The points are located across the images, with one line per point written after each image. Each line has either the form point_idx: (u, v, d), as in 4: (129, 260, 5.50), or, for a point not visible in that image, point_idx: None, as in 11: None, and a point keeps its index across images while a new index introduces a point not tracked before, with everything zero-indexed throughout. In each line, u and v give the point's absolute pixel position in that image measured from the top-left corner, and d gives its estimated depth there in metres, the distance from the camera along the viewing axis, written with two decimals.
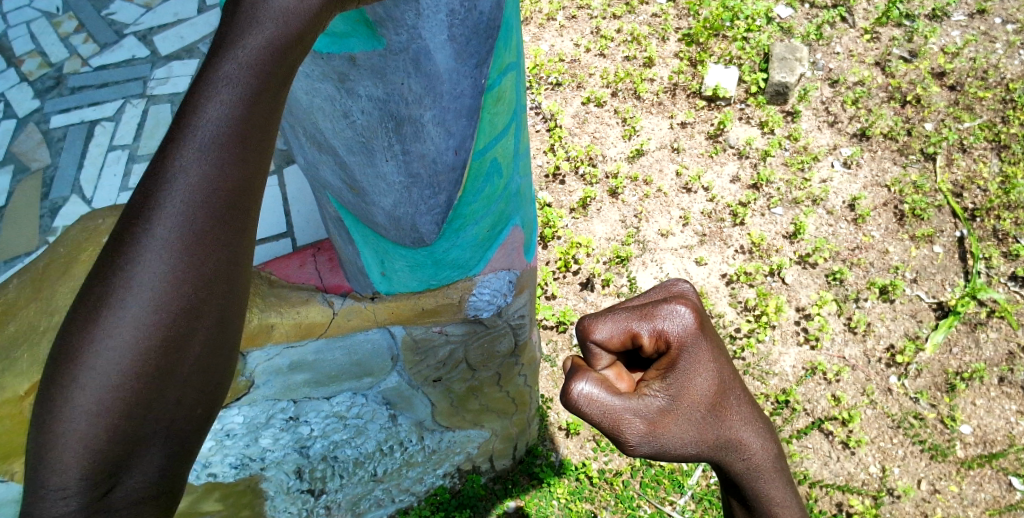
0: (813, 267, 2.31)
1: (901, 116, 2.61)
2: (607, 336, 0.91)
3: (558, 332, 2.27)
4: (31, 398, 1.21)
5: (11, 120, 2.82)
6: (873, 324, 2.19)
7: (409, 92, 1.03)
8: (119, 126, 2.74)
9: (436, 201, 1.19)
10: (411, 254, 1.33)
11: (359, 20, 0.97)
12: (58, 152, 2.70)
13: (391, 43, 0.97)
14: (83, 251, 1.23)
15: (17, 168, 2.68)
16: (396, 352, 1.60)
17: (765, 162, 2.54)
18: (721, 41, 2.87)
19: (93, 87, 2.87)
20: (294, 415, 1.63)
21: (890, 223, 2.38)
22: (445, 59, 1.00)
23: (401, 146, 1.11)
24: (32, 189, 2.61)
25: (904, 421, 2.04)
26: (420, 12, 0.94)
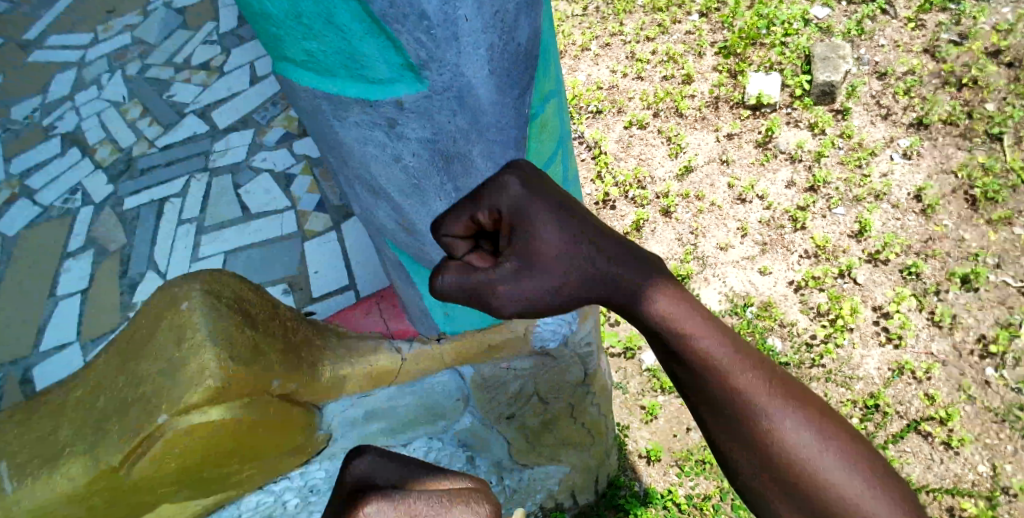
0: (884, 264, 2.20)
1: (959, 100, 2.51)
2: (455, 228, 1.07)
3: (626, 358, 2.23)
4: (127, 467, 1.23)
5: (88, 205, 2.96)
6: (960, 316, 2.08)
7: (457, 130, 1.01)
8: (186, 201, 2.86)
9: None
10: None
11: (404, 65, 0.94)
12: (133, 231, 2.82)
13: (433, 83, 0.95)
14: (166, 317, 1.26)
15: (97, 250, 2.79)
16: (467, 391, 1.61)
17: (820, 163, 2.46)
18: (759, 49, 2.83)
19: (160, 166, 3.02)
20: None
21: (962, 209, 2.27)
22: (489, 94, 0.98)
23: (453, 187, 1.09)
24: (110, 268, 2.71)
25: (1008, 415, 1.91)
26: (461, 50, 0.92)
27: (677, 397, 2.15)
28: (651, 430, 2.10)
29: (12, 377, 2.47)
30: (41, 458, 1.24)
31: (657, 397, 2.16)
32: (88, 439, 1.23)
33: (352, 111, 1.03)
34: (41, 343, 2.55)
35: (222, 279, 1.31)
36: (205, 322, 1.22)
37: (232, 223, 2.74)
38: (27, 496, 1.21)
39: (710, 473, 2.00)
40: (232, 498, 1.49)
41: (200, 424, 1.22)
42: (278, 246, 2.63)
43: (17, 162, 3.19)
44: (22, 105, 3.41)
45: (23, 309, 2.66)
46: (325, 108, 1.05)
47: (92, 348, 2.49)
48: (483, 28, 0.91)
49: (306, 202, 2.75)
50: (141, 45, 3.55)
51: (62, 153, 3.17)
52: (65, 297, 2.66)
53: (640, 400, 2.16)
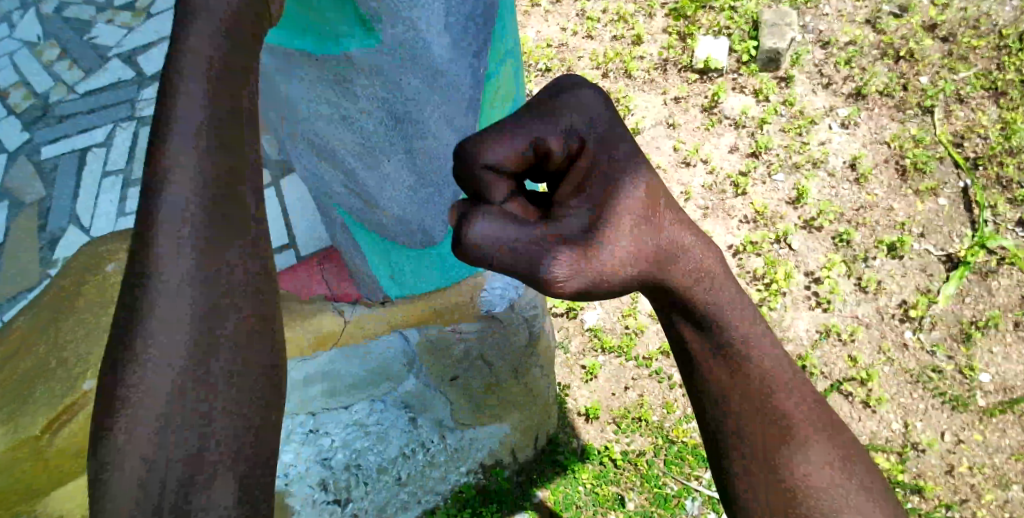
0: (818, 230, 2.29)
1: (895, 72, 2.59)
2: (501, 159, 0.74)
3: (568, 319, 2.28)
4: (49, 436, 1.36)
5: (0, 153, 2.82)
6: (884, 282, 2.19)
7: (411, 89, 1.08)
8: (110, 151, 2.75)
9: (441, 199, 1.25)
10: (422, 256, 1.40)
11: (357, 18, 0.98)
12: (52, 183, 2.71)
13: (386, 40, 1.00)
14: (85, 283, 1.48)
15: (12, 203, 2.68)
16: (413, 355, 1.67)
17: (762, 130, 2.52)
18: (709, 12, 2.85)
19: (81, 113, 2.88)
20: (313, 428, 1.73)
21: (892, 179, 2.37)
22: (442, 48, 1.04)
23: (405, 148, 1.16)
24: (29, 223, 2.62)
25: (922, 375, 2.04)
26: (415, 3, 0.97)
27: (616, 357, 2.21)
28: (591, 389, 2.16)
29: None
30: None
31: (597, 356, 2.22)
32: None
33: (300, 68, 1.08)
34: None
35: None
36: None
37: None
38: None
39: (645, 430, 2.08)
40: None
41: None
42: None
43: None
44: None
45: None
46: (273, 63, 1.10)
47: (7, 307, 2.43)
48: None
49: None
50: None
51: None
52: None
53: (581, 359, 2.21)
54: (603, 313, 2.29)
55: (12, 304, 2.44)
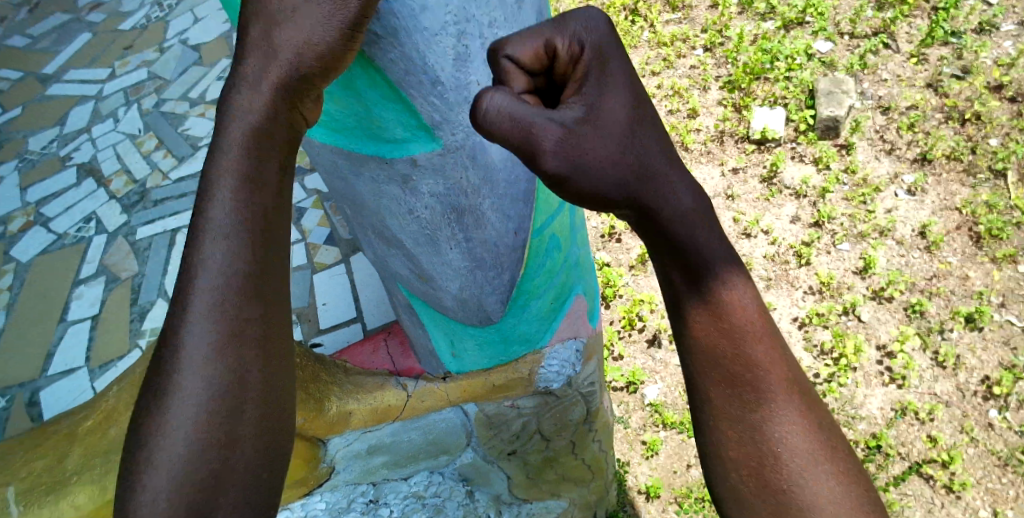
0: (889, 301, 2.21)
1: (962, 135, 2.53)
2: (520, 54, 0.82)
3: (629, 393, 2.27)
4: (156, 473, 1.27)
5: (102, 234, 3.11)
6: (964, 356, 2.07)
7: (469, 184, 1.14)
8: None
9: (499, 279, 1.28)
10: (481, 334, 1.41)
11: (419, 125, 1.06)
12: (145, 260, 2.96)
13: (448, 141, 1.08)
14: None
15: (108, 278, 2.94)
16: (471, 427, 1.66)
17: (824, 199, 2.48)
18: (764, 83, 2.87)
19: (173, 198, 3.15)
20: (374, 498, 1.60)
21: (966, 247, 2.28)
22: (499, 148, 1.12)
23: (463, 234, 1.20)
24: (123, 295, 2.86)
25: (1011, 458, 1.90)
26: (473, 111, 1.06)
27: (678, 433, 2.18)
28: (652, 466, 2.13)
29: (20, 399, 2.64)
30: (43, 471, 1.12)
31: (659, 432, 2.19)
32: (95, 470, 1.11)
33: (367, 166, 1.15)
34: (52, 367, 2.71)
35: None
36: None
37: None
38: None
39: (710, 511, 2.03)
40: None
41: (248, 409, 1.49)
42: (289, 277, 2.73)
43: (34, 191, 3.35)
44: (40, 136, 3.57)
45: (33, 335, 2.82)
46: (342, 163, 1.19)
47: (101, 372, 2.64)
48: None
49: (315, 235, 2.85)
50: (157, 79, 3.64)
51: (78, 184, 3.32)
52: (76, 322, 2.82)
53: (641, 435, 2.20)
54: (664, 388, 2.27)
55: (105, 369, 2.65)
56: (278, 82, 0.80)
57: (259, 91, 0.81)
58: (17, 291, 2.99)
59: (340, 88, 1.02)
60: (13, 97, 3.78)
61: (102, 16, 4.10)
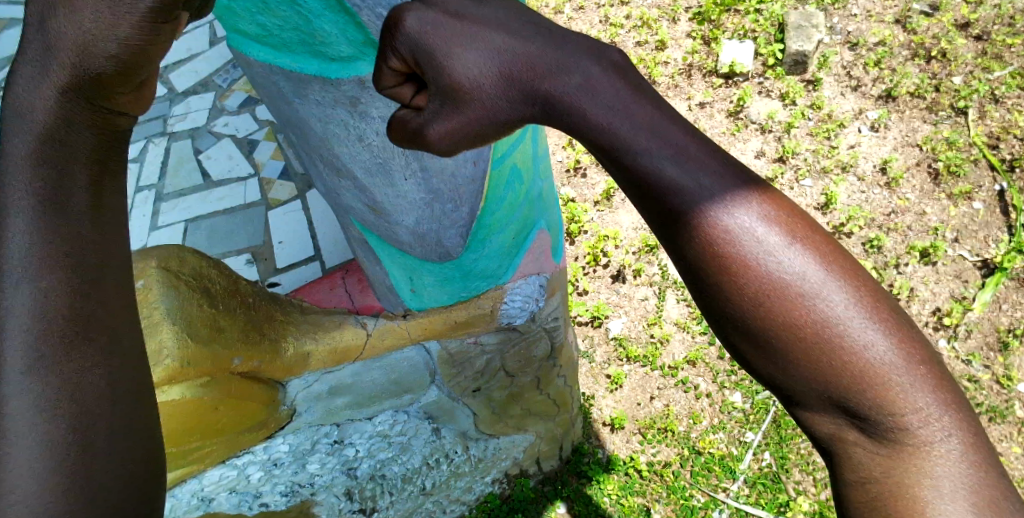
0: (848, 237, 2.24)
1: (927, 73, 2.53)
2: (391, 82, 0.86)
3: (593, 327, 2.30)
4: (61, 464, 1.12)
5: None
6: (917, 288, 2.13)
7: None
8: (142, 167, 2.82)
9: (457, 214, 1.27)
10: (440, 269, 1.40)
11: (365, 42, 0.99)
12: None
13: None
14: None
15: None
16: (434, 366, 1.66)
17: (789, 135, 2.48)
18: (734, 16, 2.83)
19: None
20: (339, 438, 1.67)
21: (925, 183, 2.31)
22: None
23: (419, 164, 1.17)
24: None
25: (957, 386, 1.98)
26: None
27: (641, 366, 2.22)
28: (616, 399, 2.18)
29: None
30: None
31: (622, 366, 2.23)
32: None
33: (312, 89, 1.08)
34: None
35: (180, 255, 1.23)
36: (165, 300, 1.15)
37: (194, 190, 2.74)
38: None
39: (671, 441, 2.08)
40: (192, 474, 1.43)
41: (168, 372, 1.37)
42: (243, 214, 2.66)
43: None
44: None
45: None
46: (284, 85, 1.10)
47: None
48: None
49: (268, 170, 2.77)
50: None
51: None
52: None
53: (606, 368, 2.23)
54: (628, 321, 2.29)
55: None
56: (64, 84, 0.68)
57: (44, 82, 0.69)
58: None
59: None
60: None
61: None
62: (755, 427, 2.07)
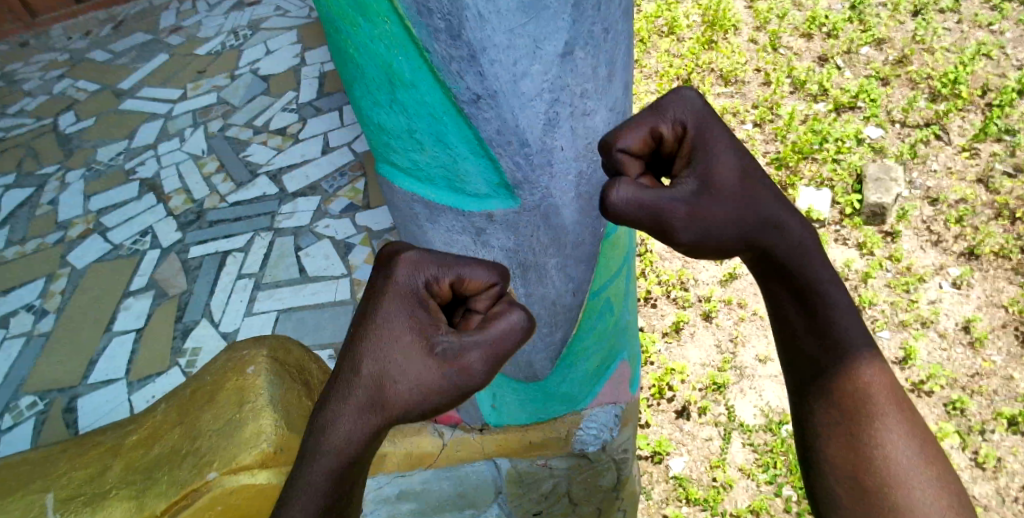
0: (928, 395, 2.15)
1: (1011, 234, 2.51)
2: (630, 144, 1.01)
3: (653, 463, 2.24)
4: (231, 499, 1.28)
5: (156, 249, 3.19)
6: (1005, 459, 2.01)
7: (538, 243, 1.14)
8: (248, 257, 3.06)
9: (551, 337, 1.26)
10: (524, 389, 1.37)
11: (500, 183, 1.07)
12: (193, 279, 3.03)
13: (525, 200, 1.08)
14: (227, 379, 1.37)
15: (157, 293, 3.01)
16: (501, 484, 1.64)
17: (866, 284, 2.45)
18: (812, 163, 2.88)
19: (228, 221, 3.23)
20: None
21: (1012, 346, 2.23)
22: (572, 214, 1.12)
23: (524, 289, 1.19)
24: (168, 311, 2.92)
25: None
26: (553, 175, 1.07)
27: (701, 510, 2.12)
28: None
29: (58, 403, 2.69)
30: (87, 478, 1.28)
31: (681, 507, 2.14)
32: (136, 484, 1.27)
33: (444, 217, 1.14)
34: (93, 373, 2.77)
35: (285, 346, 1.44)
36: (269, 387, 1.34)
37: (290, 282, 2.91)
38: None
39: None
40: None
41: (246, 485, 1.28)
42: (330, 310, 2.76)
43: (97, 200, 3.48)
44: (111, 146, 3.73)
45: (83, 340, 2.90)
46: (419, 211, 1.16)
47: (138, 385, 2.69)
48: (575, 157, 1.07)
49: (360, 272, 2.88)
50: (225, 104, 3.80)
51: (139, 198, 3.43)
52: (121, 333, 2.89)
53: (663, 508, 2.15)
54: (690, 461, 2.22)
55: (142, 384, 2.69)
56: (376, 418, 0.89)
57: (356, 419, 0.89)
58: (68, 296, 3.08)
59: (432, 140, 1.04)
60: (88, 108, 3.98)
61: (180, 39, 4.31)
62: None
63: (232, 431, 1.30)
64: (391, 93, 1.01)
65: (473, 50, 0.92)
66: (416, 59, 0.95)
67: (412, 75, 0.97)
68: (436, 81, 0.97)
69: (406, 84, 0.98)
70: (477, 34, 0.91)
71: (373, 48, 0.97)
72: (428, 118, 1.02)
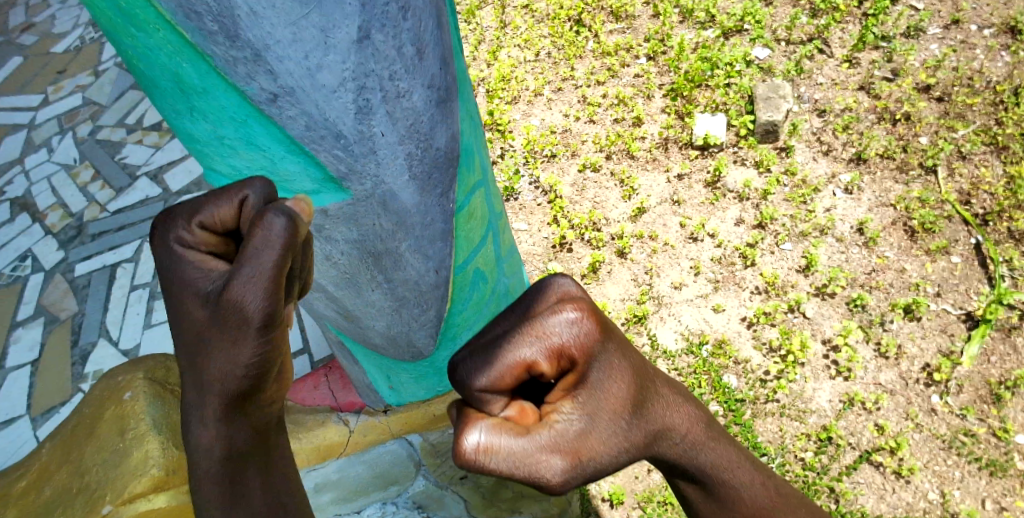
0: (831, 297, 2.27)
1: (894, 135, 2.62)
2: (496, 378, 0.78)
3: None
4: None
5: (39, 272, 3.01)
6: (904, 346, 2.14)
7: (384, 230, 1.05)
8: (139, 265, 2.91)
9: (425, 317, 1.20)
10: (414, 368, 1.37)
11: (325, 178, 0.97)
12: (84, 298, 2.87)
13: (357, 191, 0.99)
14: (105, 410, 1.39)
15: (47, 319, 2.85)
16: (418, 457, 1.68)
17: (767, 201, 2.54)
18: (705, 91, 2.93)
19: (111, 231, 3.06)
20: None
21: (902, 241, 2.35)
22: (411, 196, 1.03)
23: (384, 276, 1.12)
24: (62, 337, 2.77)
25: (955, 441, 1.96)
26: (380, 161, 0.97)
27: None
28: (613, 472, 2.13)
29: None
30: None
31: None
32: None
33: None
34: None
35: (163, 364, 1.45)
36: (150, 410, 1.35)
37: None
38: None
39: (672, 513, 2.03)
40: None
41: (144, 511, 1.28)
42: None
43: None
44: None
45: None
46: None
47: (42, 420, 2.56)
48: (399, 141, 0.96)
49: None
50: (92, 105, 3.56)
51: (11, 220, 3.21)
52: (15, 368, 2.73)
53: None
54: None
55: (47, 418, 2.56)
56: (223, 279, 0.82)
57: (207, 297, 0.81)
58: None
59: (242, 143, 0.94)
60: None
61: (32, 39, 4.00)
62: None
63: (118, 461, 1.32)
64: (189, 101, 0.91)
65: (256, 49, 0.80)
66: (200, 65, 0.84)
67: (202, 82, 0.86)
68: (229, 86, 0.85)
69: (199, 91, 0.88)
70: (254, 32, 0.79)
71: (155, 58, 0.86)
72: (232, 120, 0.91)
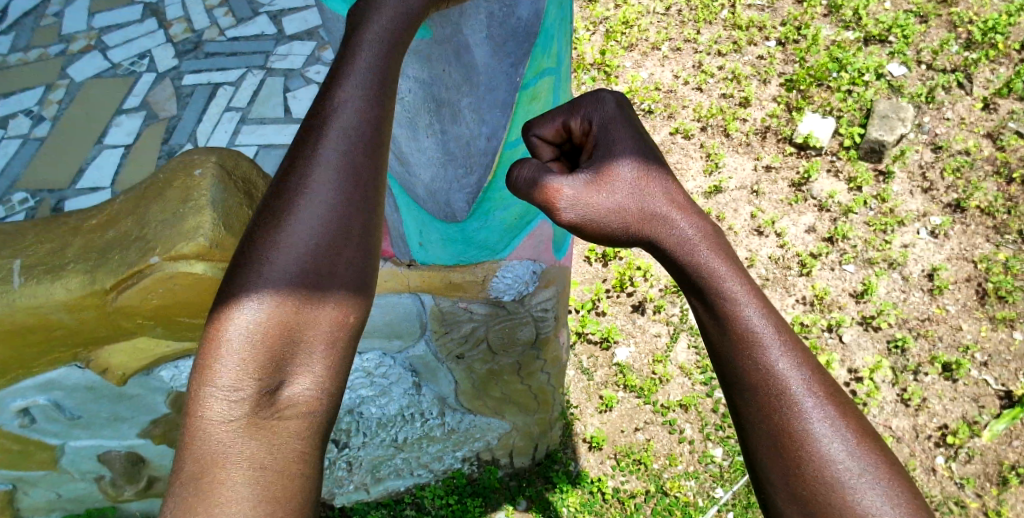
0: (874, 330, 2.20)
1: (1003, 193, 2.46)
2: (547, 132, 0.97)
3: (601, 348, 2.30)
4: (116, 295, 1.18)
5: (151, 73, 3.14)
6: (930, 400, 2.07)
7: (449, 80, 1.06)
8: (237, 92, 3.01)
9: (467, 182, 1.19)
10: (445, 229, 1.31)
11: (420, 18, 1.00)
12: (184, 105, 3.00)
13: (438, 34, 1.01)
14: (175, 177, 1.21)
15: (148, 114, 2.99)
16: (425, 319, 1.57)
17: (845, 218, 2.44)
18: (822, 91, 2.79)
19: (223, 54, 3.15)
20: None
21: (968, 299, 2.25)
22: (484, 55, 1.03)
23: (440, 127, 1.12)
24: (155, 133, 2.92)
25: (941, 505, 1.91)
26: (464, 12, 0.97)
27: (635, 397, 2.20)
28: (601, 420, 2.16)
29: (46, 203, 2.75)
30: (43, 253, 1.21)
31: (617, 391, 2.22)
32: (91, 261, 1.19)
33: None
34: (80, 180, 2.81)
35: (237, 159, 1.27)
36: (214, 191, 1.18)
37: (274, 120, 2.89)
38: (23, 295, 1.17)
39: (642, 474, 2.05)
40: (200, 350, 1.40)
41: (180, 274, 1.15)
42: None
43: (101, 18, 3.37)
44: None
45: (72, 149, 2.91)
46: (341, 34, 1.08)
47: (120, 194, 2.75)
48: None
49: None
50: None
51: (142, 21, 3.33)
52: (110, 147, 2.90)
53: (601, 390, 2.22)
54: (634, 352, 2.29)
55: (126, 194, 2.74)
56: None
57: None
58: (67, 106, 3.07)
59: None
60: None
61: None
62: (727, 485, 2.01)
63: (172, 225, 1.16)
64: None
65: None
66: None
67: None
68: None
69: None
70: None
71: None
72: None
